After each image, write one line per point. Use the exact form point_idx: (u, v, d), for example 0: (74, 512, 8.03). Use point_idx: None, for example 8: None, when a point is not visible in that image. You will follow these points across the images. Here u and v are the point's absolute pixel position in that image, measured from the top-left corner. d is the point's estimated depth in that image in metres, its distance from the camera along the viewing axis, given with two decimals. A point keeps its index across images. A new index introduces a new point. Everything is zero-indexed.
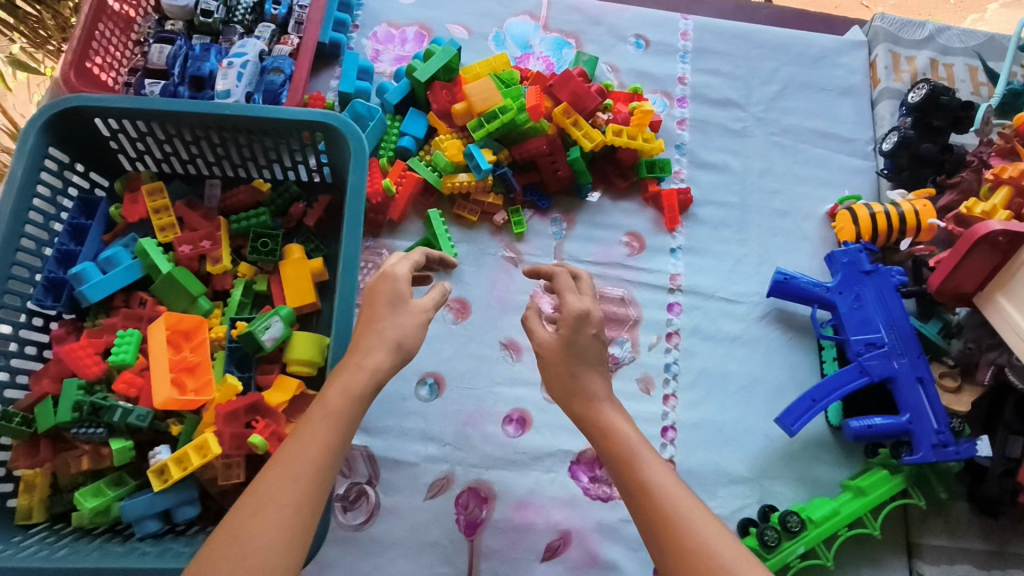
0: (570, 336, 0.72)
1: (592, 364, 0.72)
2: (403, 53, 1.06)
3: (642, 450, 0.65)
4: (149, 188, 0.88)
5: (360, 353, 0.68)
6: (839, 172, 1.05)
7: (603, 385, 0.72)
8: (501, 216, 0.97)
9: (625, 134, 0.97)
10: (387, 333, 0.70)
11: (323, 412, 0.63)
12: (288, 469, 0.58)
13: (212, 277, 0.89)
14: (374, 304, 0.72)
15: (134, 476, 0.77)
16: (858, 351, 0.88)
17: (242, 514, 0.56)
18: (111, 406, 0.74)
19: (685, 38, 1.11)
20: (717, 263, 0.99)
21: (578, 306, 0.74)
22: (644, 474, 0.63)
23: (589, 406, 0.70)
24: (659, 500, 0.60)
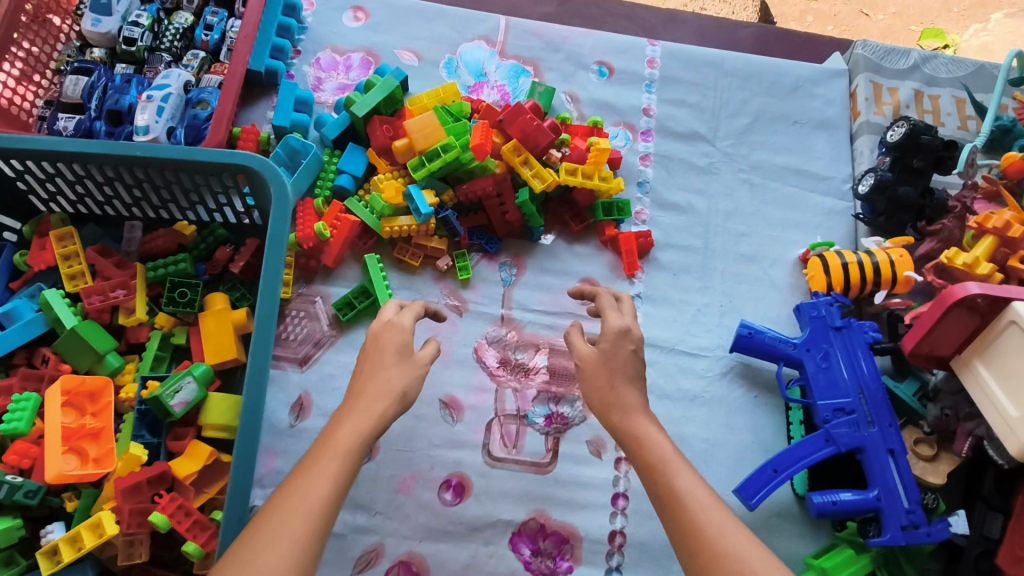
0: (611, 350, 0.72)
1: (631, 377, 0.71)
2: (347, 81, 0.98)
3: (676, 460, 0.65)
4: (57, 233, 0.82)
5: (373, 395, 0.66)
6: (811, 214, 0.99)
7: (638, 395, 0.71)
8: (445, 259, 0.91)
9: (580, 174, 0.90)
10: (393, 378, 0.68)
11: (337, 449, 0.61)
12: (301, 503, 0.55)
13: (126, 329, 0.83)
14: (380, 349, 0.71)
15: (25, 556, 0.71)
16: (825, 417, 0.81)
17: (253, 545, 0.53)
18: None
19: (651, 66, 1.04)
20: (676, 313, 0.92)
21: (619, 323, 0.74)
22: (677, 483, 0.62)
23: (625, 416, 0.69)
24: (693, 510, 0.60)
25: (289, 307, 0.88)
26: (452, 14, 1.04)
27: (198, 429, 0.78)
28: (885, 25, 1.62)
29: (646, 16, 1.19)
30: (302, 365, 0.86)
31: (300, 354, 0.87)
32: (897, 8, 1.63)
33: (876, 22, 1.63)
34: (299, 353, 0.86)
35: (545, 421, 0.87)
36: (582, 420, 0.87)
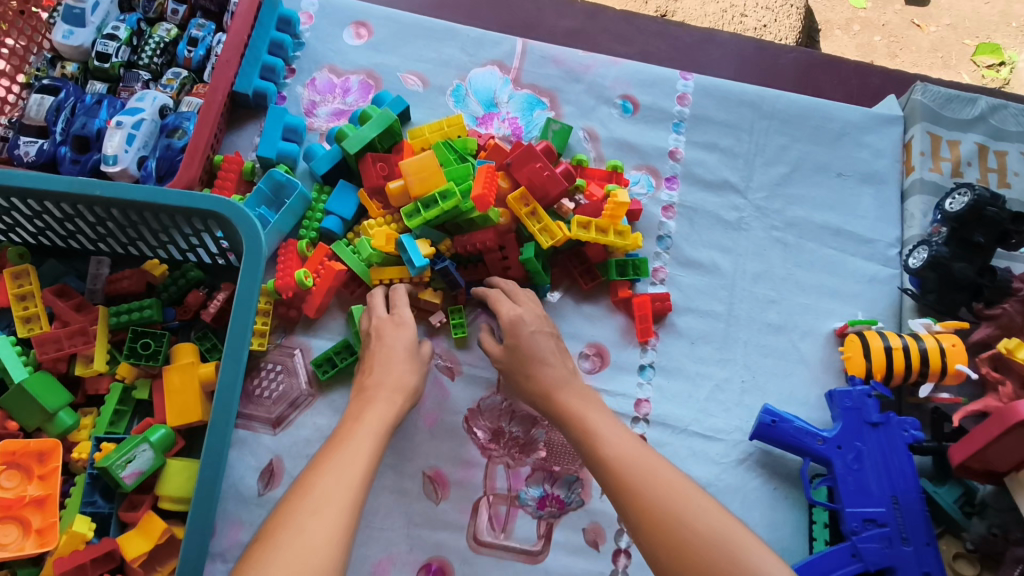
0: (510, 342, 0.75)
1: (544, 359, 0.75)
2: (344, 106, 0.89)
3: (606, 429, 0.68)
4: (12, 271, 0.74)
5: (387, 388, 0.70)
6: (851, 280, 0.88)
7: (557, 372, 0.74)
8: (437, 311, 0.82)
9: (594, 228, 0.80)
10: (405, 373, 0.72)
11: (364, 433, 0.64)
12: (341, 477, 0.58)
13: (84, 380, 0.75)
14: (388, 346, 0.73)
15: None
16: (853, 528, 0.72)
17: (301, 513, 0.54)
18: None
19: (682, 103, 0.94)
20: (691, 388, 0.83)
21: (510, 314, 0.76)
22: (601, 446, 0.66)
23: (547, 400, 0.72)
24: (617, 467, 0.63)
25: (265, 360, 0.79)
26: (464, 35, 0.94)
27: (155, 497, 0.70)
28: (938, 38, 1.48)
29: (680, 36, 1.07)
30: (275, 428, 0.77)
31: (274, 414, 0.77)
32: (952, 19, 1.48)
33: (928, 34, 1.48)
34: (274, 413, 0.77)
35: (538, 503, 0.78)
36: (580, 505, 0.78)
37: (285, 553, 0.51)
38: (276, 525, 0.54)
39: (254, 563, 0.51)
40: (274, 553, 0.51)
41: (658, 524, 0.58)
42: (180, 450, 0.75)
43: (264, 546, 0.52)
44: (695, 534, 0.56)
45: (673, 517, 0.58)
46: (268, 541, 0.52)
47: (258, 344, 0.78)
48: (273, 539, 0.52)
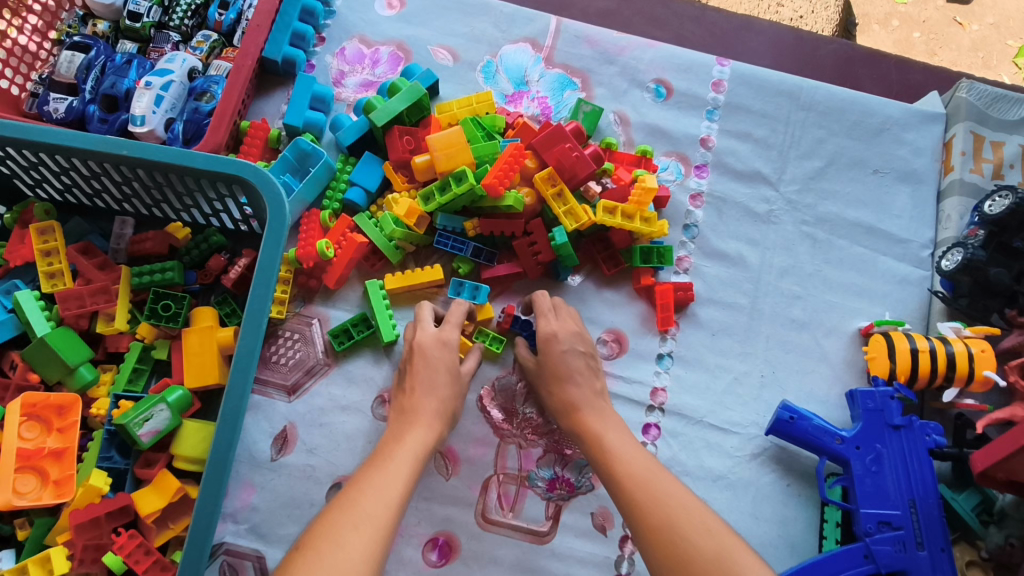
0: (543, 359, 0.75)
1: (569, 376, 0.74)
2: (373, 78, 0.88)
3: (622, 451, 0.68)
4: (37, 226, 0.73)
5: (428, 412, 0.70)
6: (879, 280, 0.87)
7: (580, 392, 0.73)
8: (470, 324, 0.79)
9: (620, 213, 0.79)
10: (446, 397, 0.71)
11: (404, 455, 0.64)
12: (382, 495, 0.59)
13: (105, 337, 0.74)
14: (429, 367, 0.72)
15: None
16: (868, 530, 0.71)
17: (342, 529, 0.55)
18: None
19: (716, 90, 0.92)
20: (709, 379, 0.82)
21: (546, 329, 0.76)
22: (619, 468, 0.66)
23: (570, 419, 0.72)
24: (631, 489, 0.64)
25: (283, 327, 0.79)
26: (497, 10, 0.92)
27: (170, 456, 0.69)
28: (980, 36, 1.42)
29: (717, 22, 1.05)
30: (290, 395, 0.77)
31: (289, 382, 0.77)
32: (996, 18, 1.43)
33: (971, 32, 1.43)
34: (289, 381, 0.77)
35: (547, 485, 0.77)
36: (590, 489, 0.77)
37: (323, 566, 0.51)
38: (314, 540, 0.54)
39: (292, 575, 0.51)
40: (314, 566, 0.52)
41: (666, 548, 0.58)
42: (196, 412, 0.74)
43: (302, 559, 0.53)
44: (698, 552, 0.57)
45: (682, 541, 0.58)
46: (308, 553, 0.53)
47: (277, 312, 0.78)
48: (315, 551, 0.53)
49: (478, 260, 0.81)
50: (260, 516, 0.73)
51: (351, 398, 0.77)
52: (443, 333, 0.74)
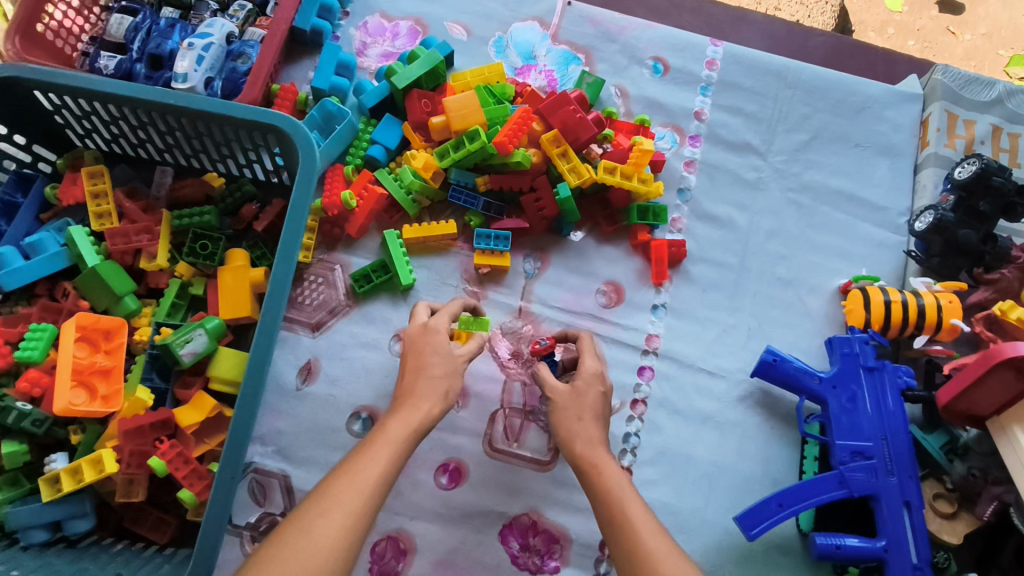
0: (582, 388, 0.75)
1: (596, 414, 0.74)
2: (392, 49, 0.96)
3: (629, 492, 0.67)
4: (89, 170, 0.80)
5: (420, 394, 0.70)
6: (859, 244, 0.94)
7: (599, 429, 0.73)
8: (468, 304, 0.81)
9: (619, 173, 0.86)
10: (434, 376, 0.71)
11: (386, 440, 0.64)
12: (354, 481, 0.59)
13: (147, 273, 0.81)
14: (420, 351, 0.73)
15: (31, 479, 0.71)
16: (842, 459, 0.77)
17: (311, 515, 0.56)
18: (6, 407, 0.67)
19: (710, 68, 0.99)
20: (700, 329, 0.89)
21: (594, 368, 0.77)
22: (631, 510, 0.64)
23: (588, 448, 0.71)
24: (644, 536, 0.62)
25: (308, 271, 0.85)
26: None
27: (206, 379, 0.77)
28: (969, 48, 1.46)
29: (713, 14, 1.12)
30: (314, 331, 0.84)
31: (314, 320, 0.84)
32: (988, 27, 1.49)
33: (961, 44, 1.48)
34: (313, 318, 0.84)
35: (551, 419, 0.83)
36: None
37: (290, 551, 0.53)
38: (286, 523, 0.56)
39: (260, 559, 0.53)
40: (279, 555, 0.53)
41: None
42: (229, 343, 0.81)
43: (272, 543, 0.54)
44: None
45: None
46: (276, 538, 0.54)
47: (303, 257, 0.84)
48: (282, 535, 0.54)
49: (488, 214, 0.87)
50: (286, 439, 0.80)
51: (370, 335, 0.84)
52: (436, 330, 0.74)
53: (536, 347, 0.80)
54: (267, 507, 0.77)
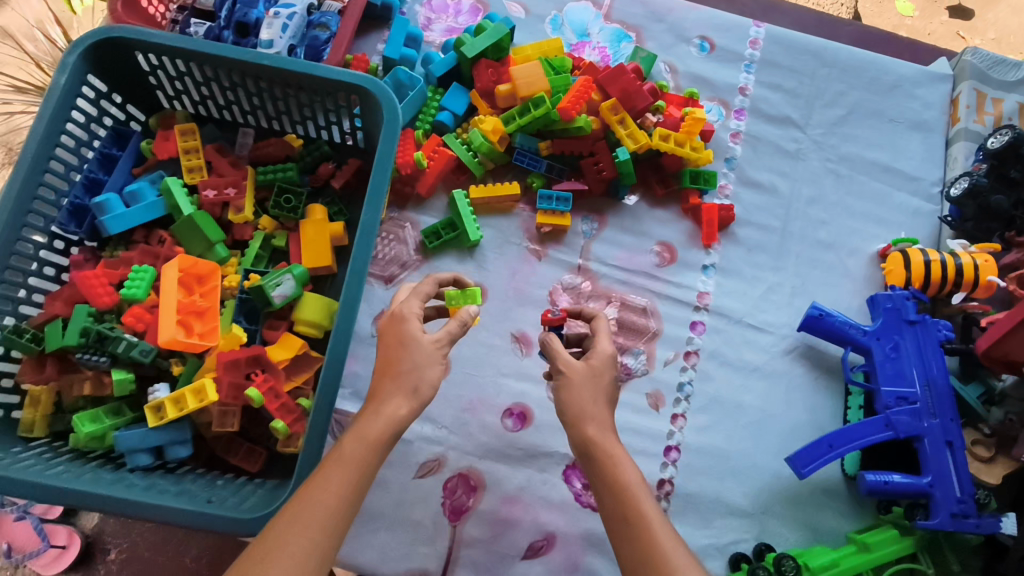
0: (599, 369, 0.67)
1: (606, 397, 0.66)
2: (455, 25, 1.01)
3: (646, 493, 0.60)
4: (182, 127, 0.86)
5: (381, 396, 0.61)
6: (895, 212, 0.99)
7: (609, 413, 0.66)
8: (446, 279, 0.75)
9: (672, 140, 0.92)
10: (399, 367, 0.62)
11: (336, 461, 0.57)
12: (298, 518, 0.53)
13: (233, 227, 0.86)
14: (393, 337, 0.64)
15: (133, 408, 0.77)
16: (887, 404, 0.82)
17: (251, 564, 0.50)
18: (116, 337, 0.73)
19: (753, 47, 1.05)
20: (747, 287, 0.94)
21: (609, 349, 0.68)
22: (649, 512, 0.58)
23: (603, 434, 0.64)
24: (664, 543, 0.56)
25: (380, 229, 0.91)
26: None
27: (290, 324, 0.82)
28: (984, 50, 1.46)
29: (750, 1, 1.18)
30: (387, 283, 0.89)
31: (386, 273, 0.90)
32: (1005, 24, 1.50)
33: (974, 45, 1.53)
34: (386, 272, 0.89)
35: None
36: (645, 373, 0.89)
37: None
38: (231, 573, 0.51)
39: None
40: None
41: None
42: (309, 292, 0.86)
43: None
44: None
45: None
46: None
47: None
48: None
49: (552, 175, 0.93)
50: (361, 382, 0.84)
51: None
52: (407, 316, 0.65)
53: (548, 315, 0.76)
54: None
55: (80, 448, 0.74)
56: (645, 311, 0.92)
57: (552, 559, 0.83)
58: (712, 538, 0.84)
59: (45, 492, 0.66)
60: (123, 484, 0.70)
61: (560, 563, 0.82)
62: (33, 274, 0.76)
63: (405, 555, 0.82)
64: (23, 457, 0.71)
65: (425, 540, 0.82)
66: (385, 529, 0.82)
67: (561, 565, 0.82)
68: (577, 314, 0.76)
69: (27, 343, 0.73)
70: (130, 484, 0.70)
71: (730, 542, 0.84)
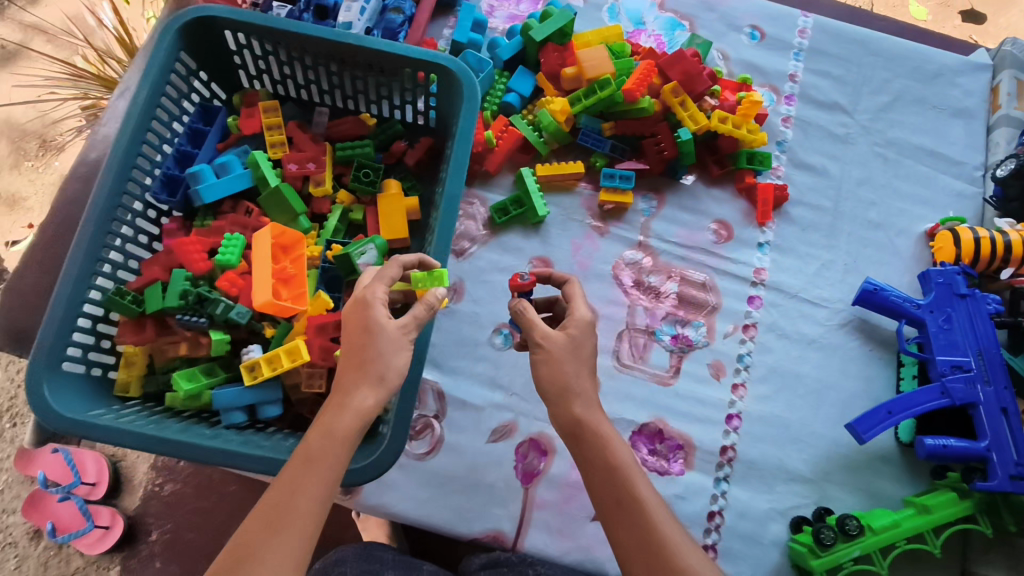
0: (578, 339, 0.66)
1: (587, 368, 0.66)
2: (517, 12, 1.05)
3: (634, 471, 0.61)
4: (265, 104, 0.89)
5: (345, 390, 0.62)
6: (940, 194, 1.03)
7: (592, 386, 0.65)
8: (413, 261, 0.72)
9: (730, 122, 0.95)
10: (368, 360, 0.62)
11: (306, 460, 0.59)
12: (275, 524, 0.55)
13: (313, 200, 0.90)
14: (360, 328, 0.64)
15: (224, 369, 0.81)
16: (942, 371, 0.86)
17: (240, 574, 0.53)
18: (215, 299, 0.77)
19: (801, 36, 1.09)
20: (801, 264, 0.98)
21: (583, 318, 0.68)
22: (641, 490, 0.60)
23: (588, 410, 0.64)
24: (656, 521, 0.59)
25: None
26: None
27: None
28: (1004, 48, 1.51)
29: None
30: (458, 257, 0.93)
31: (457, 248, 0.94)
32: None
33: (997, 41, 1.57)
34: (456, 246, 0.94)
35: (671, 340, 0.93)
36: (706, 345, 0.93)
37: None
38: None
39: None
40: None
41: None
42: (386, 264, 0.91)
43: None
44: None
45: None
46: None
47: None
48: None
49: (617, 156, 0.98)
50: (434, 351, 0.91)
51: (508, 261, 0.94)
52: (375, 306, 0.64)
53: (517, 281, 0.75)
54: (420, 408, 0.88)
55: (175, 406, 0.78)
56: (704, 286, 0.96)
57: None
58: (773, 502, 0.87)
59: (150, 443, 0.70)
60: (223, 438, 0.73)
61: None
62: (129, 241, 0.80)
63: (480, 516, 0.84)
64: (125, 413, 0.75)
65: (499, 502, 0.85)
66: (461, 491, 0.85)
67: None
68: (547, 279, 0.75)
69: (129, 304, 0.77)
70: (229, 438, 0.74)
71: (791, 506, 0.87)
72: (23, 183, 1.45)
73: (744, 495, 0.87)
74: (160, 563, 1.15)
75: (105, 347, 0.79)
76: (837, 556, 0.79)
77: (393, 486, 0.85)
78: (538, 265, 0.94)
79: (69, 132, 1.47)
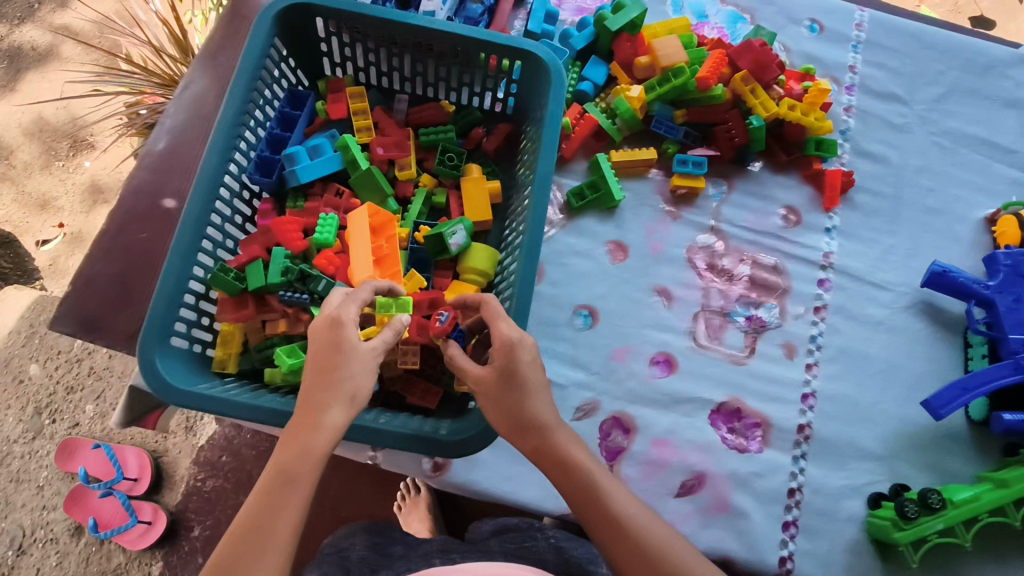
0: (507, 365, 0.64)
1: (534, 389, 0.64)
2: (584, 5, 1.08)
3: (602, 485, 0.61)
4: (352, 90, 0.91)
5: (314, 410, 0.60)
6: (996, 181, 1.06)
7: (547, 407, 0.64)
8: (383, 288, 0.72)
9: (798, 109, 0.98)
10: (336, 379, 0.61)
11: (279, 479, 0.56)
12: (257, 545, 0.53)
13: (396, 183, 0.92)
14: (325, 355, 0.62)
15: None
16: (1014, 349, 0.87)
17: None
18: (318, 276, 0.81)
19: (858, 29, 1.12)
20: (865, 249, 1.00)
21: (507, 334, 0.65)
22: (613, 504, 0.59)
23: (544, 437, 0.63)
24: (637, 528, 0.58)
25: None
26: None
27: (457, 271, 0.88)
28: None
29: None
30: None
31: None
32: None
33: None
34: None
35: (745, 322, 0.95)
36: (778, 326, 0.95)
37: None
38: None
39: None
40: None
41: None
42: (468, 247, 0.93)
43: None
44: None
45: None
46: None
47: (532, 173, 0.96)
48: None
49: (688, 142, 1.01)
50: None
51: (583, 245, 0.96)
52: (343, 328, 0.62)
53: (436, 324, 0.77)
54: None
55: (274, 381, 0.79)
56: (775, 269, 0.98)
57: (702, 497, 0.86)
58: (848, 479, 0.89)
59: (260, 416, 0.71)
60: None
61: (711, 501, 0.86)
62: (228, 222, 0.82)
63: None
64: (229, 387, 0.76)
65: None
66: None
67: (712, 503, 0.86)
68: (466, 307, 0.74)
69: (233, 281, 0.79)
70: None
71: (865, 483, 0.89)
72: (53, 183, 1.43)
73: (819, 472, 0.89)
74: (201, 559, 1.15)
75: (206, 324, 0.80)
76: (921, 529, 0.81)
77: (480, 464, 0.86)
78: (613, 248, 0.97)
79: (105, 133, 1.47)
